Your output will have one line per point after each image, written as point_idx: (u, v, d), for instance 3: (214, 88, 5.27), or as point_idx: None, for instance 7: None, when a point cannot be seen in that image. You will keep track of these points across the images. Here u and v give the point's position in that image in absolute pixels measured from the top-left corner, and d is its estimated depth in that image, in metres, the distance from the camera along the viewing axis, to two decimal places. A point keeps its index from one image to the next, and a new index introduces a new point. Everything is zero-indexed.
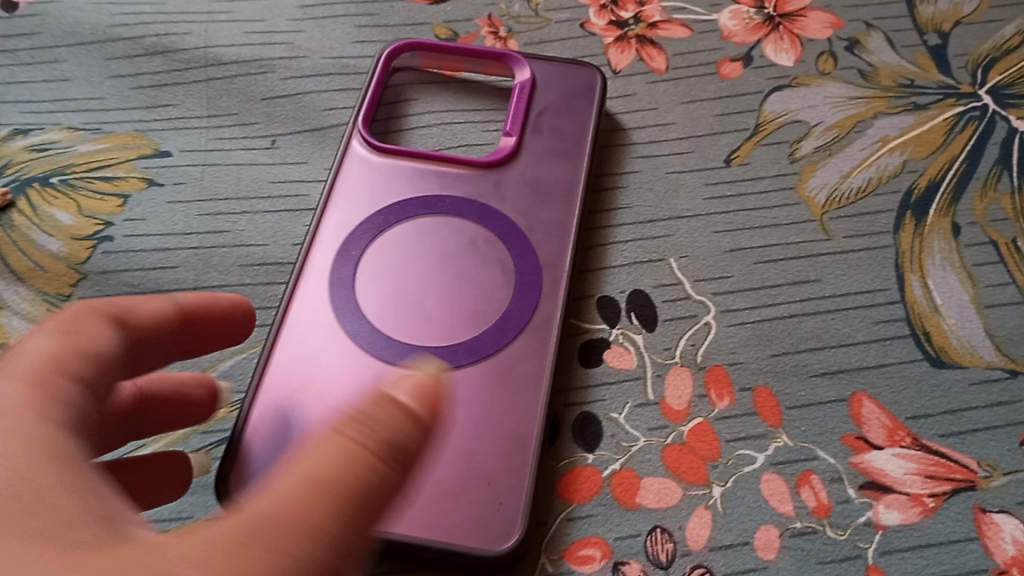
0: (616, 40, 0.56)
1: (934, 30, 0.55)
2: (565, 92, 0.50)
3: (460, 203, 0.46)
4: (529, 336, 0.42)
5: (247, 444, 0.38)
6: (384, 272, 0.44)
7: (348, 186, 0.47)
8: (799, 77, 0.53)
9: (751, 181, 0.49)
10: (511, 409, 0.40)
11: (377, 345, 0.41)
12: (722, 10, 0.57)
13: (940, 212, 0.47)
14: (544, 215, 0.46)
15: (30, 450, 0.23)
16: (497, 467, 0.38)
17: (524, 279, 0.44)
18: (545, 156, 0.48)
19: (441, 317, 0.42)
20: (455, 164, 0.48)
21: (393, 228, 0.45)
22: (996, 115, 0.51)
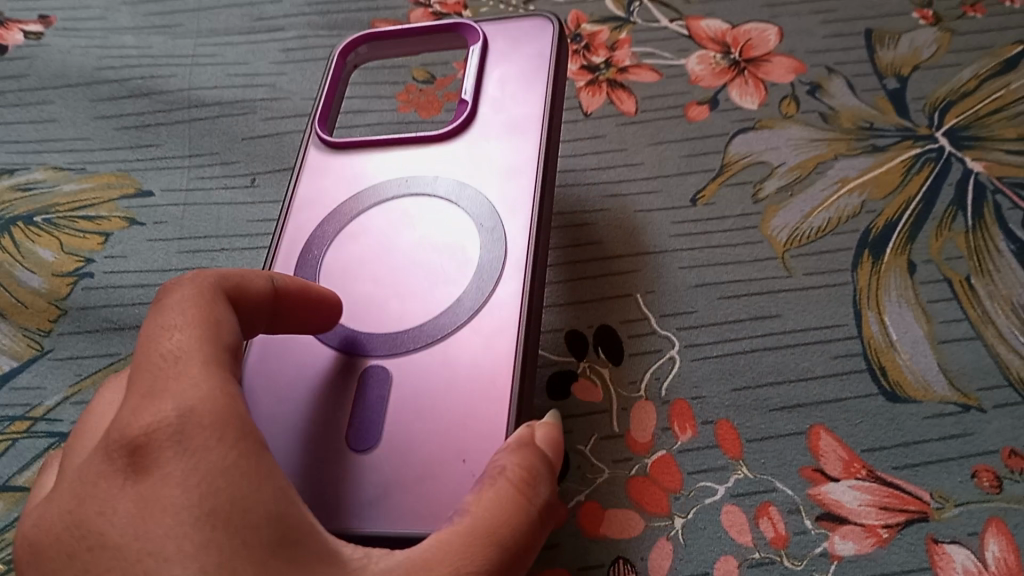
0: (588, 84, 0.58)
1: (893, 74, 0.57)
2: (525, 54, 0.48)
3: (425, 183, 0.45)
4: (501, 296, 0.40)
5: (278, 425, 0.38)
6: (349, 265, 0.43)
7: (310, 191, 0.46)
8: (763, 119, 0.55)
9: (716, 220, 0.51)
10: (480, 384, 0.38)
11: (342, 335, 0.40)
12: (689, 55, 0.59)
13: (896, 251, 0.49)
14: (511, 172, 0.44)
15: (216, 459, 0.25)
16: (469, 443, 0.36)
17: (489, 245, 0.42)
18: (505, 122, 0.46)
19: (409, 300, 0.41)
20: (421, 142, 0.47)
21: (358, 217, 0.45)
22: (952, 157, 0.53)
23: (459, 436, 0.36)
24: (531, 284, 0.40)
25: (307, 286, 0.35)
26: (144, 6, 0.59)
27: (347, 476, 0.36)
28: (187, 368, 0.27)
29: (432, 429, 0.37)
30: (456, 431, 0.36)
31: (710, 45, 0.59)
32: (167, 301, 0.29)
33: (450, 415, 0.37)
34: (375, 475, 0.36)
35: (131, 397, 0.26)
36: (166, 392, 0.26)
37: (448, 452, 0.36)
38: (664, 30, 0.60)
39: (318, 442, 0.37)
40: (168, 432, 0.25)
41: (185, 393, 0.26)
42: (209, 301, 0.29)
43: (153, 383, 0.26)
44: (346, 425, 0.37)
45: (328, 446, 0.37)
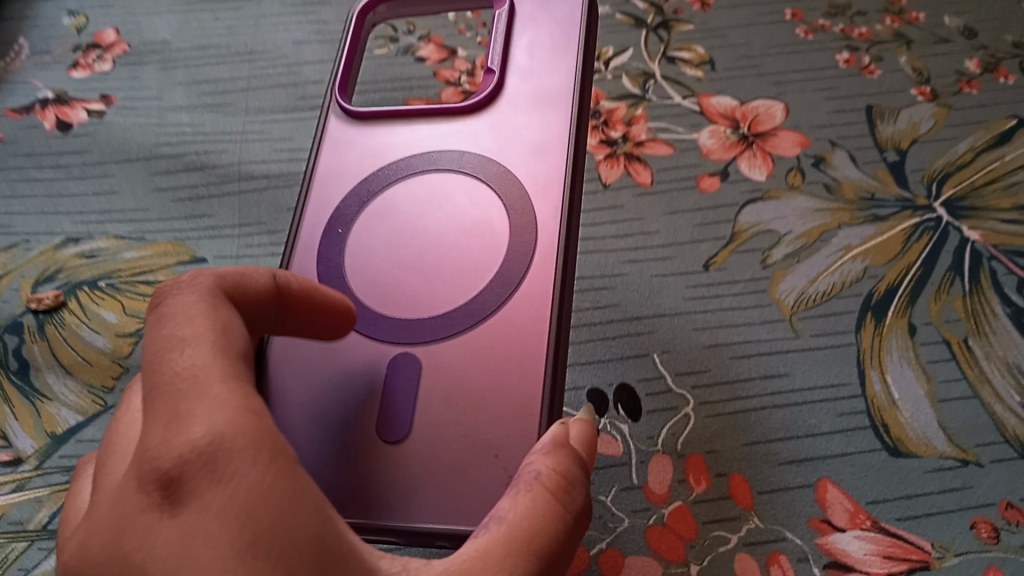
0: (607, 157, 0.62)
1: (893, 148, 0.61)
2: (556, 23, 0.48)
3: (449, 157, 0.45)
4: (532, 280, 0.40)
5: (309, 428, 0.39)
6: (376, 243, 0.44)
7: (332, 164, 0.47)
8: (771, 190, 0.59)
9: (727, 284, 0.54)
10: (511, 374, 0.38)
11: (371, 322, 0.41)
12: (701, 130, 0.63)
13: (898, 313, 0.52)
14: (538, 147, 0.44)
15: (252, 484, 0.24)
16: (500, 437, 0.37)
17: (522, 226, 0.42)
18: (535, 94, 0.46)
19: (438, 282, 0.42)
20: (447, 116, 0.47)
21: (382, 193, 0.45)
22: (950, 226, 0.57)
23: (489, 431, 0.37)
24: (564, 268, 0.40)
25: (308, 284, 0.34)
26: (197, 86, 0.64)
27: (378, 476, 0.37)
28: (209, 386, 0.25)
29: (461, 426, 0.38)
30: (487, 425, 0.37)
31: (721, 121, 0.64)
32: (166, 312, 0.28)
33: (482, 406, 0.38)
34: (406, 476, 0.37)
35: (154, 419, 0.25)
36: (191, 413, 0.25)
37: (481, 447, 0.37)
38: (678, 107, 0.65)
39: (349, 441, 0.38)
40: (198, 457, 0.24)
41: (212, 414, 0.25)
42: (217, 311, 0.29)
43: (175, 403, 0.25)
44: (376, 425, 0.38)
45: (361, 446, 0.38)
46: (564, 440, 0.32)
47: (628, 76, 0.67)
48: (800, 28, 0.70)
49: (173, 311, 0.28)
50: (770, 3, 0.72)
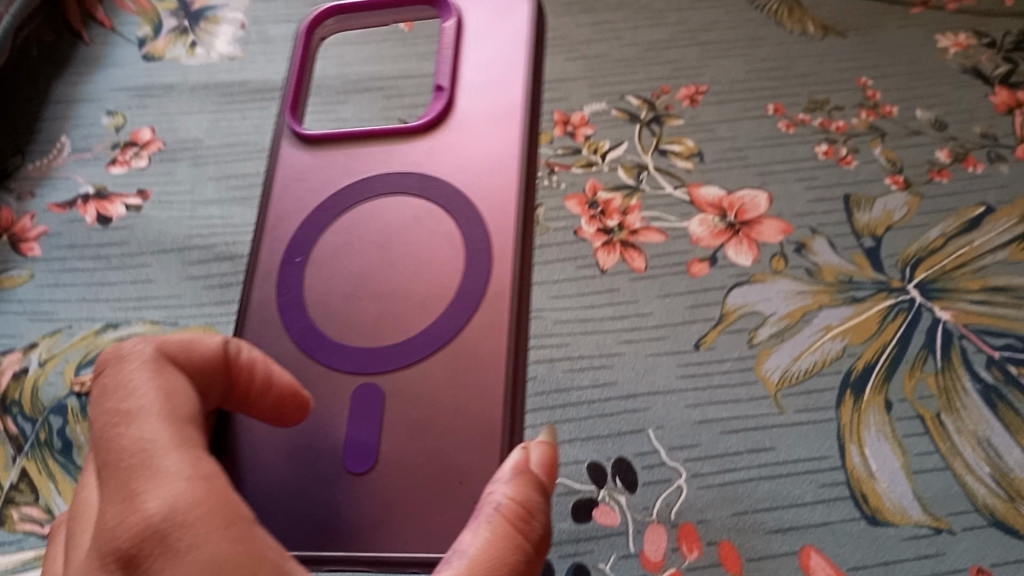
0: (604, 244, 0.67)
1: (869, 234, 0.66)
2: (500, 39, 0.54)
3: (400, 179, 0.51)
4: (484, 307, 0.46)
5: (290, 463, 0.45)
6: (335, 268, 0.50)
7: (287, 191, 0.53)
8: (756, 274, 0.64)
9: (717, 362, 0.59)
10: (471, 396, 0.44)
11: (338, 352, 0.47)
12: (692, 219, 0.68)
13: (875, 390, 0.56)
14: (491, 167, 0.50)
15: (208, 535, 0.31)
16: (466, 465, 0.43)
17: (477, 247, 0.48)
18: (485, 111, 0.52)
19: (396, 306, 0.48)
20: (403, 137, 0.53)
21: (341, 216, 0.51)
22: (923, 306, 0.61)
23: (455, 458, 0.43)
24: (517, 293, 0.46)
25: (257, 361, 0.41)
26: (226, 181, 0.69)
27: (356, 506, 0.43)
28: (162, 458, 0.33)
29: (427, 453, 0.43)
30: (454, 453, 0.43)
31: (709, 210, 0.69)
32: (122, 394, 0.36)
33: (443, 429, 0.44)
34: (380, 506, 0.43)
35: (120, 490, 0.32)
36: (151, 485, 0.32)
37: (449, 475, 0.43)
38: (669, 197, 0.70)
39: (328, 474, 0.44)
40: (159, 519, 0.31)
41: (167, 484, 0.32)
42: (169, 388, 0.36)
43: (135, 477, 0.32)
44: (350, 458, 0.44)
45: (339, 480, 0.44)
46: (524, 467, 0.38)
47: (623, 168, 0.72)
48: (782, 122, 0.76)
49: (122, 386, 0.36)
50: (754, 99, 0.78)
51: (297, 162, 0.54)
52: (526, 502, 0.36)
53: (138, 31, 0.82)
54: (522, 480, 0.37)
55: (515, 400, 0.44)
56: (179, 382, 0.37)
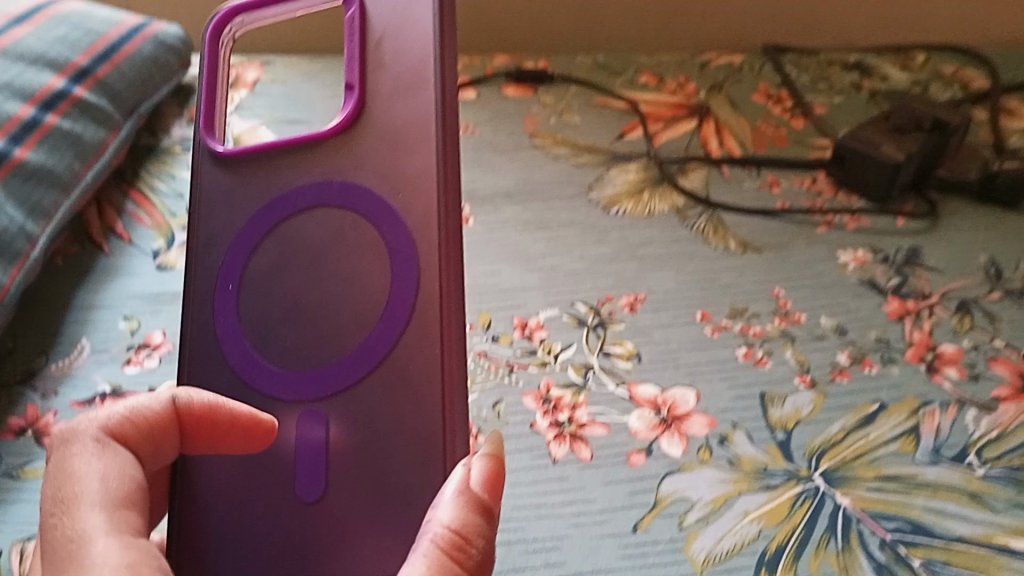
0: (556, 435, 0.78)
1: (781, 427, 0.78)
2: (401, 34, 0.69)
3: (327, 193, 0.69)
4: (401, 321, 0.63)
5: (264, 495, 0.64)
6: (279, 298, 0.68)
7: (230, 232, 0.72)
8: (685, 464, 0.75)
9: (651, 543, 0.69)
10: (401, 406, 0.61)
11: (287, 373, 0.66)
12: (632, 413, 0.79)
13: (785, 568, 0.68)
14: (407, 172, 0.66)
15: None
16: (411, 483, 0.60)
17: (404, 254, 0.64)
18: (396, 112, 0.68)
19: (337, 323, 0.65)
20: (332, 143, 0.70)
21: (283, 244, 0.69)
22: (826, 493, 0.73)
23: (404, 476, 0.60)
24: (440, 294, 0.62)
25: (199, 410, 0.62)
26: None
27: (316, 522, 0.62)
28: (88, 540, 0.53)
29: (371, 474, 0.61)
30: (403, 474, 0.60)
31: (647, 406, 0.80)
32: (70, 477, 0.57)
33: (384, 443, 0.61)
34: (331, 519, 0.62)
35: (61, 560, 0.52)
36: (80, 559, 0.52)
37: (400, 495, 0.60)
38: (611, 393, 0.81)
39: (293, 497, 0.63)
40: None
41: (92, 559, 0.52)
42: (106, 473, 0.58)
43: (70, 552, 0.52)
44: (307, 485, 0.63)
45: (297, 501, 0.63)
46: (467, 488, 0.54)
47: (573, 367, 0.84)
48: (708, 328, 0.89)
49: (73, 462, 0.58)
50: (684, 307, 0.91)
51: (237, 200, 0.73)
52: (468, 517, 0.53)
53: (154, 243, 0.94)
54: (466, 498, 0.54)
55: (444, 401, 0.60)
56: (115, 462, 0.59)
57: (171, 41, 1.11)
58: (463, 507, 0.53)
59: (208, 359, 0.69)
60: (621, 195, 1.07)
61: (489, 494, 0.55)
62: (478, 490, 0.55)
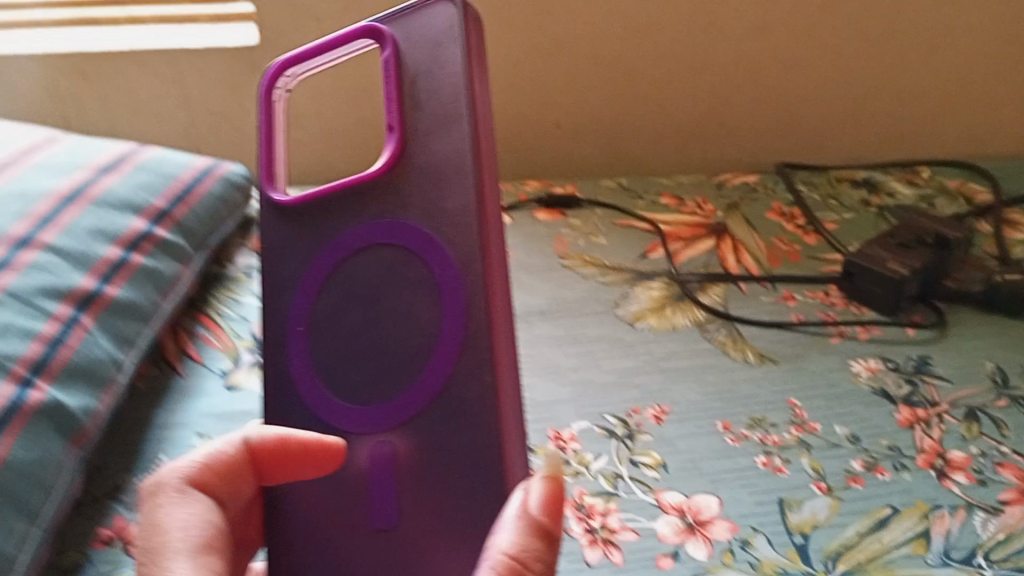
0: (590, 540, 0.84)
1: (800, 531, 0.84)
2: (433, 71, 0.71)
3: (378, 233, 0.73)
4: (452, 361, 0.67)
5: (345, 519, 0.72)
6: (343, 337, 0.74)
7: (293, 279, 0.78)
8: (710, 567, 0.81)
9: None
10: (458, 438, 0.66)
11: (355, 406, 0.72)
12: (660, 520, 0.86)
13: None
14: (449, 212, 0.69)
15: None
16: (474, 513, 0.65)
17: (450, 294, 0.68)
18: (437, 151, 0.71)
19: (395, 359, 0.70)
20: (378, 186, 0.74)
21: (342, 285, 0.75)
22: None
23: (467, 504, 0.65)
24: (486, 332, 0.66)
25: (270, 443, 0.72)
26: None
27: (394, 543, 0.69)
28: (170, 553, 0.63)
29: (436, 500, 0.67)
30: (465, 502, 0.66)
31: (673, 512, 0.86)
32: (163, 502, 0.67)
33: (446, 474, 0.67)
34: (406, 541, 0.68)
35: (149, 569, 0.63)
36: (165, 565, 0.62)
37: (466, 523, 0.65)
38: (640, 500, 0.88)
39: (370, 520, 0.70)
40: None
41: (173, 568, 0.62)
42: (193, 503, 0.68)
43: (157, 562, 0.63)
44: (380, 513, 0.69)
45: (374, 522, 0.70)
46: (527, 513, 0.60)
47: (604, 476, 0.91)
48: (729, 437, 0.95)
49: (161, 510, 0.67)
50: (706, 418, 0.98)
51: (294, 244, 0.79)
52: (525, 539, 0.59)
53: (222, 365, 1.05)
54: (525, 523, 0.60)
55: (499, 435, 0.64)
56: (200, 495, 0.69)
57: (236, 180, 1.25)
58: (521, 532, 0.59)
59: (286, 399, 0.77)
60: (645, 311, 1.16)
61: (549, 514, 0.61)
62: (538, 513, 0.61)
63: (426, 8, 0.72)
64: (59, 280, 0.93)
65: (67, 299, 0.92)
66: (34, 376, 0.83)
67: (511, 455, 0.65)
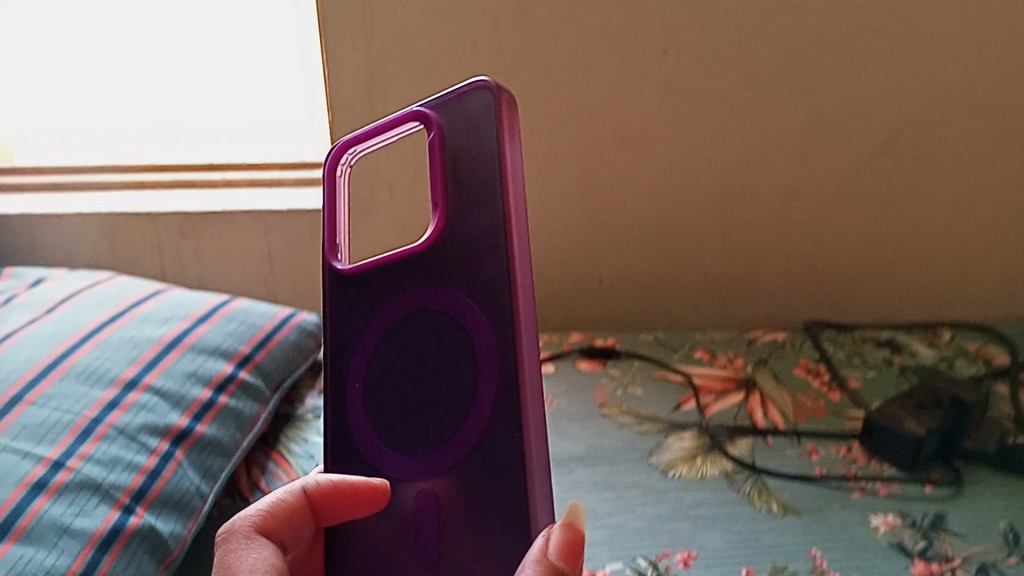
0: None
1: None
2: (470, 152, 0.79)
3: (424, 300, 0.83)
4: (486, 417, 0.77)
5: (396, 554, 0.85)
6: (393, 395, 0.85)
7: (353, 340, 0.90)
8: None
9: None
10: (491, 486, 0.77)
11: (404, 456, 0.84)
12: None
13: None
14: (485, 283, 0.78)
15: None
16: (503, 556, 0.76)
17: (487, 358, 0.77)
18: (476, 227, 0.79)
19: (438, 413, 0.81)
20: (424, 257, 0.83)
21: (394, 346, 0.86)
22: None
23: (498, 546, 0.76)
24: (515, 391, 0.75)
25: (326, 486, 0.84)
26: None
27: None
28: None
29: (470, 543, 0.78)
30: (496, 544, 0.76)
31: None
32: (233, 550, 0.78)
33: (480, 519, 0.77)
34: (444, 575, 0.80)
35: None
36: None
37: (497, 564, 0.76)
38: None
39: (415, 555, 0.82)
40: None
41: None
42: (259, 547, 0.79)
43: None
44: (424, 553, 0.82)
45: (418, 555, 0.82)
46: (542, 557, 0.68)
47: None
48: None
49: (232, 553, 0.78)
50: (731, 564, 1.06)
51: (354, 309, 0.91)
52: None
53: None
54: (539, 566, 0.67)
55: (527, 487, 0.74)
56: (266, 542, 0.81)
57: (310, 327, 1.39)
58: (538, 572, 0.66)
59: (348, 449, 0.90)
60: (677, 460, 1.25)
61: (562, 559, 0.68)
62: (552, 557, 0.68)
63: (466, 96, 0.80)
64: (159, 419, 1.07)
65: (164, 435, 1.05)
66: (135, 504, 0.96)
67: (538, 506, 0.74)
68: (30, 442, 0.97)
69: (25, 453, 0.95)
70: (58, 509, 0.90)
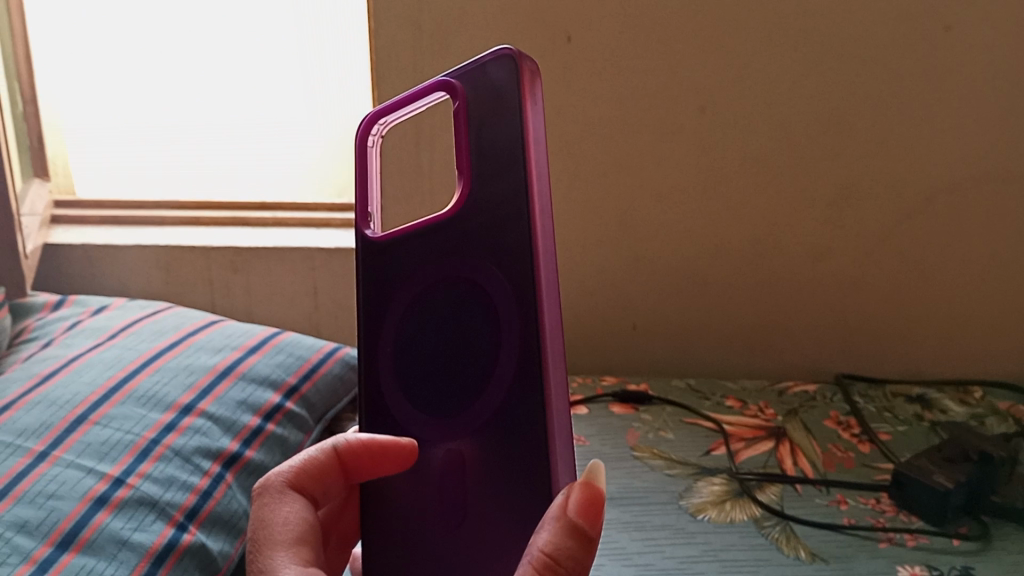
0: None
1: None
2: (493, 120, 0.73)
3: (450, 266, 0.79)
4: (507, 384, 0.72)
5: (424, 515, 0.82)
6: (421, 363, 0.82)
7: (384, 307, 0.87)
8: None
9: None
10: (510, 457, 0.71)
11: (432, 423, 0.81)
12: None
13: None
14: (505, 253, 0.72)
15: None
16: (522, 523, 0.71)
17: (508, 330, 0.71)
18: (498, 195, 0.72)
19: (462, 381, 0.77)
20: (450, 224, 0.78)
21: (421, 313, 0.82)
22: None
23: (517, 514, 0.71)
24: (534, 366, 0.69)
25: (351, 445, 0.84)
26: None
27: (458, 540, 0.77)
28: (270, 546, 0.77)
29: (492, 503, 0.74)
30: (516, 513, 0.71)
31: None
32: (263, 508, 0.81)
33: (500, 486, 0.72)
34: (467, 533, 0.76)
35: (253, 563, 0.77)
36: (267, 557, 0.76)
37: (516, 530, 0.71)
38: None
39: (441, 513, 0.79)
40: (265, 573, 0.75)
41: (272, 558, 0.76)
42: (289, 503, 0.82)
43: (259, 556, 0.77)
44: (449, 514, 0.78)
45: (443, 517, 0.79)
46: (563, 514, 0.64)
47: None
48: None
49: (265, 508, 0.81)
50: None
51: (386, 277, 0.87)
52: (558, 537, 0.63)
53: None
54: (558, 524, 0.64)
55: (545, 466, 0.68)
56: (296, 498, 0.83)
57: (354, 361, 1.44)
58: (556, 532, 0.63)
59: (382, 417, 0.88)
60: (707, 503, 1.27)
61: (583, 515, 0.64)
62: (572, 514, 0.64)
63: (488, 62, 0.73)
64: (211, 442, 1.12)
65: (216, 458, 1.11)
66: (188, 522, 1.01)
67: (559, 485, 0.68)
68: (93, 459, 1.03)
69: (88, 470, 1.01)
70: (117, 523, 0.95)
